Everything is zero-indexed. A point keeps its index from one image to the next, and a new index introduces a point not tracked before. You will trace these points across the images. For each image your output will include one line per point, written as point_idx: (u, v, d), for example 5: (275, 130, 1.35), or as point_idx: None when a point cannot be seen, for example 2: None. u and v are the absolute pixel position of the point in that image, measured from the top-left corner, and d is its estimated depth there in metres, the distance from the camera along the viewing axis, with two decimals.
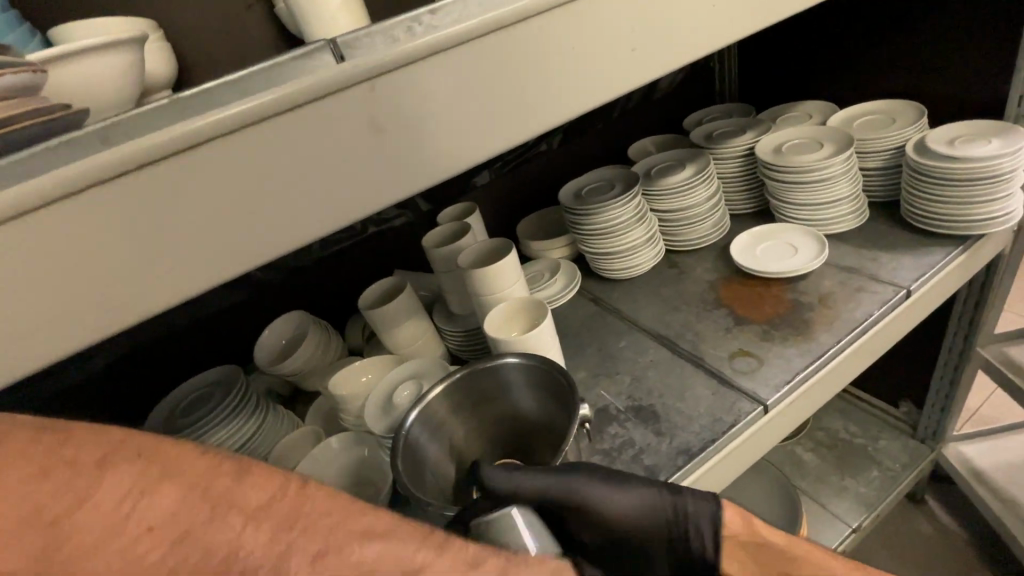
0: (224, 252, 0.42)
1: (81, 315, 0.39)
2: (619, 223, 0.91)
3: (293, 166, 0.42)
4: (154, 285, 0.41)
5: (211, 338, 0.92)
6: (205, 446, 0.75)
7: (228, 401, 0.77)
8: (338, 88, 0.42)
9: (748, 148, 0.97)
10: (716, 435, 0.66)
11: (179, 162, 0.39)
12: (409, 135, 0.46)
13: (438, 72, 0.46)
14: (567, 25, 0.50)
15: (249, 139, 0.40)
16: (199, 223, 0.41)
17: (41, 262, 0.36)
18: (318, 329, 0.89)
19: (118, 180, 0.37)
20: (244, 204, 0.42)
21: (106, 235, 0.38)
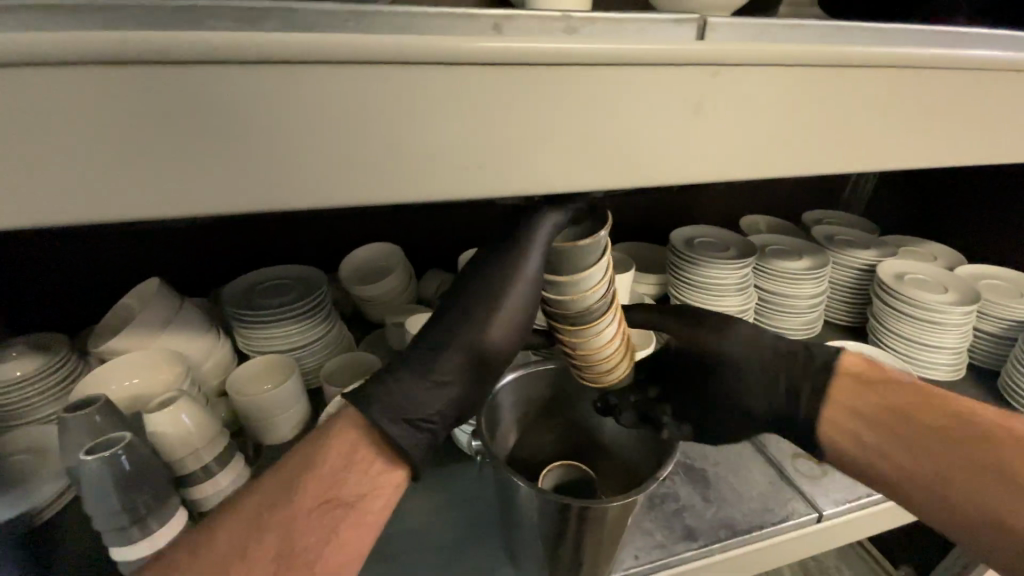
0: (443, 174, 0.43)
1: (336, 176, 0.41)
2: (723, 285, 0.90)
3: (539, 118, 0.44)
4: (410, 175, 0.43)
5: (302, 236, 0.90)
6: (271, 335, 0.76)
7: (308, 300, 0.78)
8: (607, 62, 0.43)
9: (868, 265, 0.95)
10: (764, 523, 0.64)
11: (500, 74, 0.42)
12: (705, 129, 0.48)
13: (687, 84, 0.46)
14: (807, 87, 0.50)
15: (515, 75, 0.42)
16: (440, 136, 0.42)
17: (338, 109, 0.39)
18: (403, 268, 0.89)
19: (435, 68, 0.40)
20: (481, 134, 0.43)
21: (396, 113, 0.40)
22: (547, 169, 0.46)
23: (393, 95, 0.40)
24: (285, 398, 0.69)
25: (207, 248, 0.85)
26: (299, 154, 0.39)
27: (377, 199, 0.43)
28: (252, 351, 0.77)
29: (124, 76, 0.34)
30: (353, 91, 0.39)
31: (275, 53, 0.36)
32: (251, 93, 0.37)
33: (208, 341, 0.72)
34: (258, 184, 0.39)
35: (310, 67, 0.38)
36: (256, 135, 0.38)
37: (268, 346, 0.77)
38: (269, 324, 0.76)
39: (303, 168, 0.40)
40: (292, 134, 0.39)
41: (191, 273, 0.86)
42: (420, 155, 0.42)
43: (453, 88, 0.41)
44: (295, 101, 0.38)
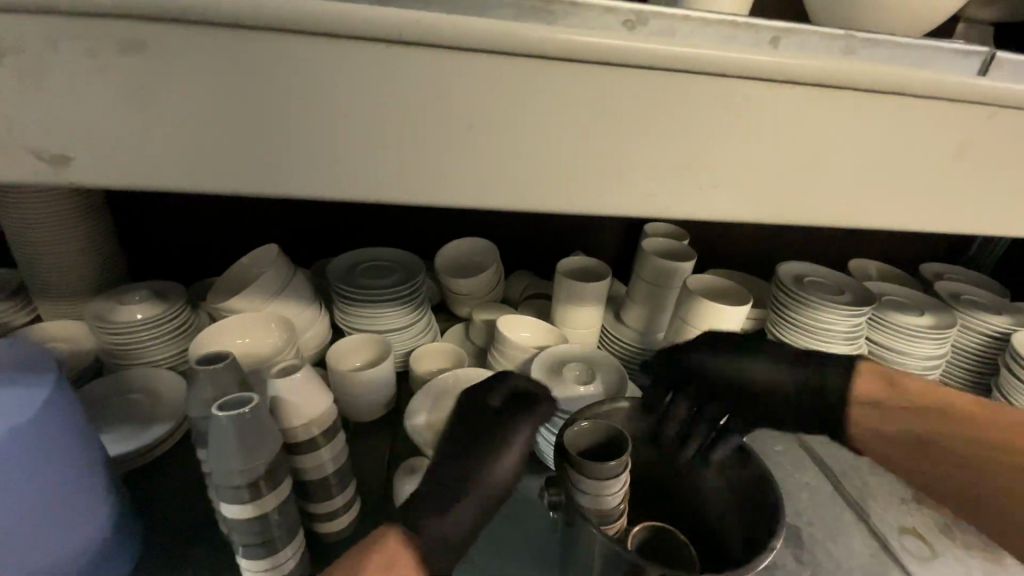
0: (595, 180, 0.42)
1: (487, 170, 0.41)
2: (832, 332, 0.83)
3: (704, 133, 0.41)
4: (557, 176, 0.42)
5: (402, 221, 0.92)
6: (370, 313, 0.78)
7: (405, 287, 0.79)
8: (816, 82, 0.41)
9: (999, 333, 0.86)
10: None
11: (677, 82, 0.40)
12: (909, 167, 0.45)
13: (865, 117, 0.43)
14: (996, 132, 0.45)
15: (691, 86, 0.40)
16: (601, 142, 0.41)
17: (505, 101, 0.39)
18: (496, 267, 0.88)
19: (610, 69, 0.39)
20: (643, 143, 0.41)
21: (562, 112, 0.39)
22: (699, 189, 0.44)
23: (565, 94, 0.39)
24: (376, 380, 0.70)
25: (316, 223, 0.88)
26: (455, 142, 0.39)
27: (525, 196, 0.42)
28: (349, 327, 0.79)
29: (321, 51, 0.36)
30: (525, 87, 0.38)
31: (457, 39, 0.36)
32: (427, 79, 0.37)
33: (309, 315, 0.74)
34: (410, 166, 0.40)
35: (485, 56, 0.37)
36: (424, 120, 0.38)
37: (362, 325, 0.78)
38: (367, 305, 0.78)
39: (457, 157, 0.40)
40: (455, 122, 0.39)
41: (297, 244, 0.89)
42: (575, 160, 0.41)
43: (625, 93, 0.40)
44: (468, 90, 0.38)
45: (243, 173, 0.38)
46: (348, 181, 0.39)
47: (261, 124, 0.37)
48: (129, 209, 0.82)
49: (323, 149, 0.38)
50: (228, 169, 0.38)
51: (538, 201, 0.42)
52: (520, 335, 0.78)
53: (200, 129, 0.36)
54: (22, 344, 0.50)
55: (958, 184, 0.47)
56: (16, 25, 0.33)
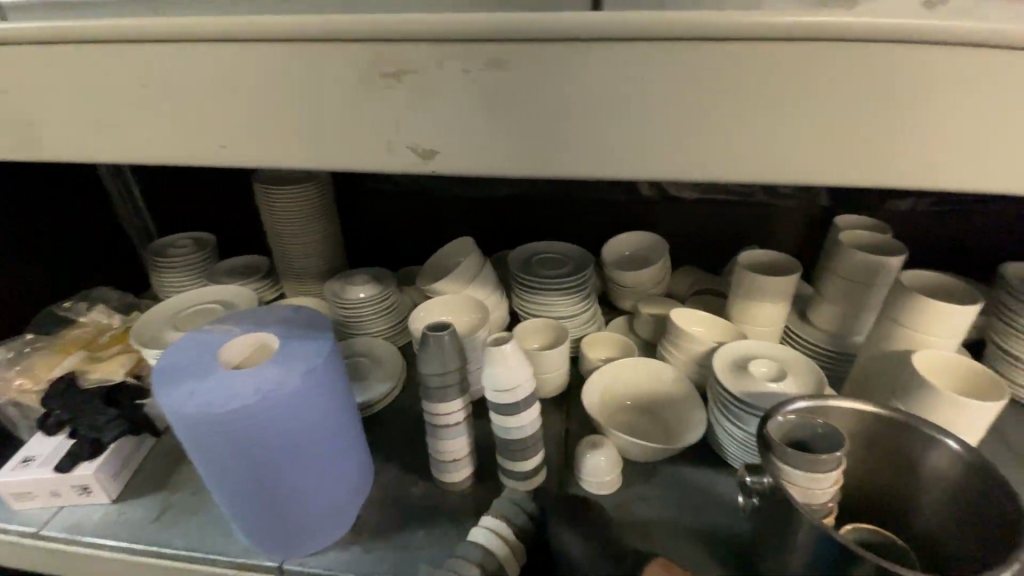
0: (825, 158, 0.41)
1: (690, 149, 0.42)
2: None
3: (962, 101, 0.38)
4: (763, 151, 0.42)
5: (571, 215, 0.97)
6: (547, 301, 0.84)
7: (581, 278, 0.84)
8: None
9: None
10: None
11: (907, 54, 0.38)
12: None
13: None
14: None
15: (943, 56, 0.38)
16: (833, 117, 0.40)
17: (717, 85, 0.40)
18: (665, 260, 0.89)
19: (830, 47, 0.38)
20: (880, 116, 0.39)
21: (776, 92, 0.40)
22: (946, 161, 0.40)
23: (804, 74, 0.39)
24: (556, 360, 0.76)
25: (495, 218, 0.97)
26: (663, 124, 0.41)
27: (726, 171, 0.43)
28: (526, 311, 0.86)
29: (568, 51, 0.40)
30: (758, 68, 0.39)
31: (676, 30, 0.38)
32: (644, 69, 0.40)
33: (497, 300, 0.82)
34: (618, 147, 0.43)
35: (702, 44, 0.39)
36: (635, 107, 0.41)
37: (539, 311, 0.85)
38: (545, 292, 0.84)
39: (662, 137, 0.42)
40: (665, 105, 0.41)
41: (477, 237, 0.99)
42: (802, 136, 0.41)
43: (868, 67, 0.38)
44: (698, 76, 0.40)
45: (487, 158, 0.44)
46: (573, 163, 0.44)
47: (510, 118, 0.43)
48: (350, 206, 0.99)
49: (542, 136, 0.43)
50: (477, 156, 0.44)
51: (763, 176, 0.43)
52: (694, 327, 0.78)
53: (450, 123, 0.43)
54: (306, 310, 0.60)
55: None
56: (333, 48, 0.42)
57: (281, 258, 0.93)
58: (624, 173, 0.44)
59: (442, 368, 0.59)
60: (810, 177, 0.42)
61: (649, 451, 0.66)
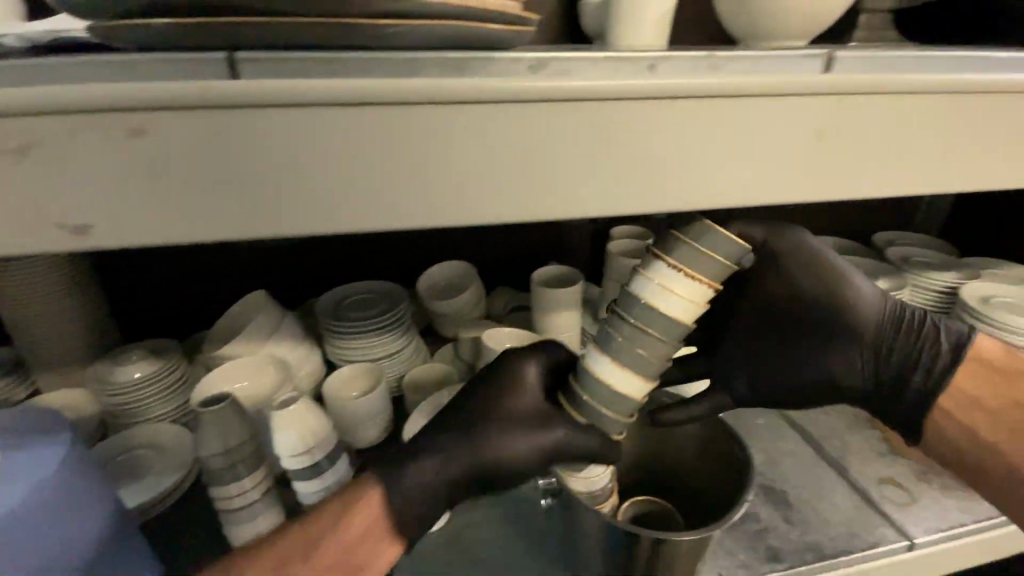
0: (542, 200, 0.44)
1: (413, 203, 0.42)
2: None
3: (635, 146, 0.44)
4: (483, 197, 0.43)
5: (382, 253, 0.96)
6: (360, 345, 0.81)
7: (391, 314, 0.83)
8: (716, 94, 0.43)
9: (948, 288, 0.94)
10: (852, 549, 0.62)
11: (580, 110, 0.42)
12: (827, 160, 0.47)
13: (808, 114, 0.45)
14: (934, 116, 0.48)
15: (616, 116, 0.42)
16: (539, 166, 0.43)
17: (417, 143, 0.41)
18: (476, 284, 0.93)
19: (512, 107, 0.41)
20: (576, 164, 0.43)
21: (477, 149, 0.42)
22: (642, 196, 0.45)
23: (498, 134, 0.41)
24: (373, 404, 0.74)
25: (300, 266, 0.92)
26: (379, 181, 0.41)
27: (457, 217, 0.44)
28: (341, 358, 0.82)
29: (299, 121, 0.38)
30: (485, 131, 0.41)
31: (361, 96, 0.38)
32: (342, 135, 0.39)
33: (304, 351, 0.77)
34: (342, 205, 0.41)
35: (393, 108, 0.39)
36: (345, 168, 0.40)
37: (354, 355, 0.82)
38: (355, 335, 0.81)
39: (380, 191, 0.41)
40: (375, 161, 0.41)
41: (283, 287, 0.93)
42: (515, 185, 0.43)
43: (578, 124, 0.42)
44: (434, 139, 0.41)
45: (206, 228, 0.40)
46: (329, 226, 0.42)
47: (246, 188, 0.39)
48: (119, 272, 0.85)
49: (260, 201, 0.40)
50: (221, 232, 0.40)
51: (494, 220, 0.44)
52: (506, 344, 0.83)
53: (142, 196, 0.38)
54: (32, 409, 0.51)
55: (909, 165, 0.50)
56: None
57: (22, 346, 0.77)
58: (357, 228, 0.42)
59: (223, 445, 0.53)
60: (536, 215, 0.45)
61: None
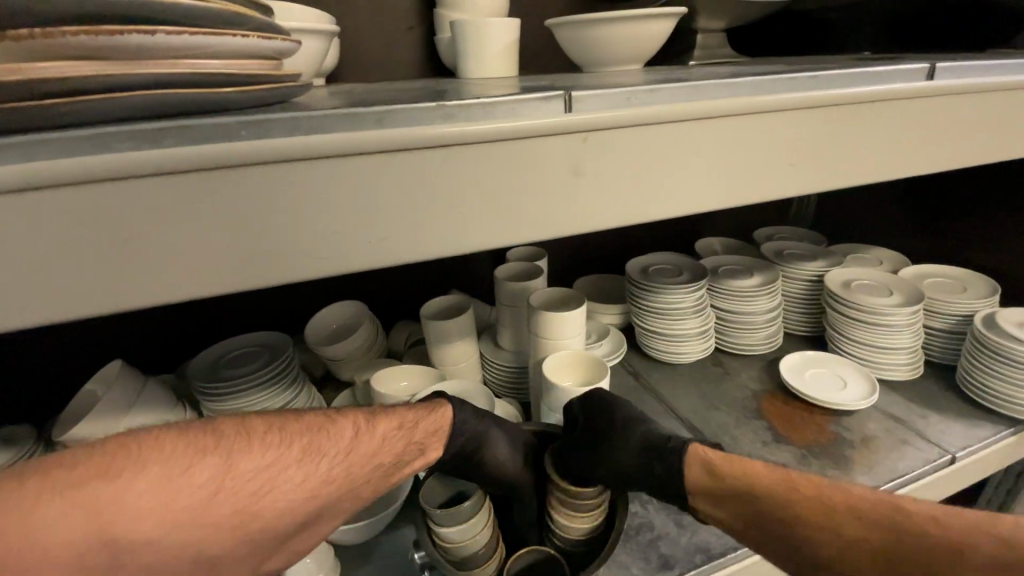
0: (361, 247, 0.43)
1: (216, 268, 0.40)
2: (679, 308, 0.94)
3: (442, 185, 0.44)
4: (296, 252, 0.42)
5: (268, 301, 0.93)
6: (242, 403, 0.77)
7: (272, 368, 0.79)
8: (514, 136, 0.45)
9: (816, 275, 1.01)
10: (739, 544, 0.64)
11: (377, 160, 0.42)
12: (636, 182, 0.50)
13: (567, 148, 0.47)
14: (701, 135, 0.51)
15: (416, 159, 0.43)
16: (346, 214, 0.42)
17: (206, 206, 0.38)
18: (369, 323, 0.91)
19: (303, 163, 0.40)
20: (386, 210, 0.43)
21: (275, 206, 0.40)
22: (462, 232, 0.46)
23: (296, 189, 0.40)
24: None
25: (175, 326, 0.87)
26: (173, 250, 0.38)
27: (268, 278, 0.41)
28: None
29: (106, 193, 0.36)
30: (304, 187, 0.40)
31: (124, 168, 0.35)
32: (120, 204, 0.36)
33: (176, 419, 0.72)
34: (136, 281, 0.38)
35: (169, 176, 0.37)
36: (131, 240, 0.37)
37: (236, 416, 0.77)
38: (233, 395, 0.76)
39: (174, 261, 0.39)
40: (164, 227, 0.38)
41: (158, 349, 0.87)
42: (324, 237, 0.42)
43: (382, 175, 0.42)
44: (255, 200, 0.39)
45: None
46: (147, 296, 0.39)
47: (49, 263, 0.36)
48: None
49: (27, 290, 0.36)
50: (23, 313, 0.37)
51: (310, 273, 0.43)
52: (398, 383, 0.81)
53: None
54: None
55: (688, 183, 0.52)
56: None
57: None
58: (155, 302, 0.39)
59: None
60: (355, 265, 0.44)
61: (361, 530, 0.64)
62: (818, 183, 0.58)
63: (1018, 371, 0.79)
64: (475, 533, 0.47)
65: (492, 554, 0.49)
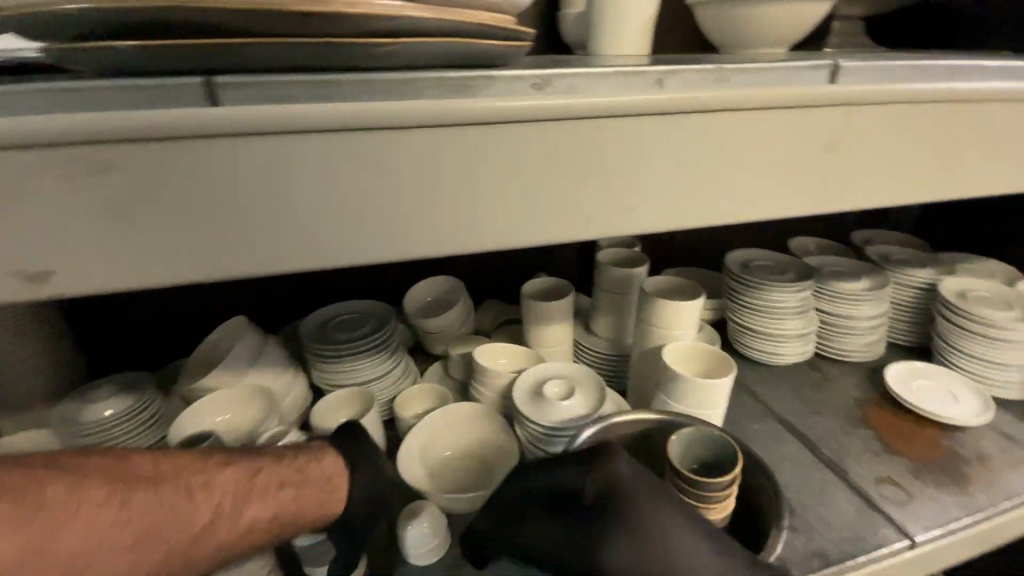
0: (523, 217, 0.47)
1: (396, 225, 0.44)
2: (783, 306, 0.91)
3: (609, 157, 0.47)
4: (466, 214, 0.45)
5: (366, 270, 0.95)
6: (349, 367, 0.78)
7: (379, 334, 0.81)
8: (691, 109, 0.47)
9: (927, 284, 0.96)
10: (856, 553, 0.62)
11: (557, 126, 0.45)
12: (789, 164, 0.52)
13: (680, 135, 0.48)
14: (822, 133, 0.52)
15: (592, 130, 0.46)
16: (517, 180, 0.46)
17: (400, 164, 0.42)
18: (465, 300, 0.91)
19: (487, 125, 0.43)
20: (553, 180, 0.46)
21: (457, 169, 0.44)
22: (617, 208, 0.49)
23: (478, 153, 0.44)
24: (365, 430, 0.71)
25: (282, 288, 0.89)
26: (362, 204, 0.43)
27: (439, 238, 0.45)
28: (327, 384, 0.79)
29: (240, 147, 0.39)
30: (399, 161, 0.42)
31: (338, 122, 0.40)
32: (326, 157, 0.41)
33: (292, 377, 0.75)
34: (326, 230, 0.43)
35: (371, 133, 0.41)
36: (328, 190, 0.42)
37: (343, 380, 0.78)
38: (343, 359, 0.78)
39: (362, 215, 0.43)
40: (358, 180, 0.42)
41: (265, 310, 0.90)
42: (494, 203, 0.46)
43: (482, 151, 0.44)
44: (354, 167, 0.41)
45: (191, 259, 0.41)
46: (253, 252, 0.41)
47: (242, 204, 0.40)
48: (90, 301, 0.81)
49: (240, 231, 0.41)
50: (151, 264, 0.40)
51: (477, 241, 0.47)
52: (498, 361, 0.82)
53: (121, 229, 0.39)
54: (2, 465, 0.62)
55: (799, 181, 0.53)
56: None
57: None
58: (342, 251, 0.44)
59: None
60: (516, 234, 0.47)
61: (473, 502, 0.65)
62: (939, 180, 0.59)
63: None
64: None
65: (632, 538, 0.49)
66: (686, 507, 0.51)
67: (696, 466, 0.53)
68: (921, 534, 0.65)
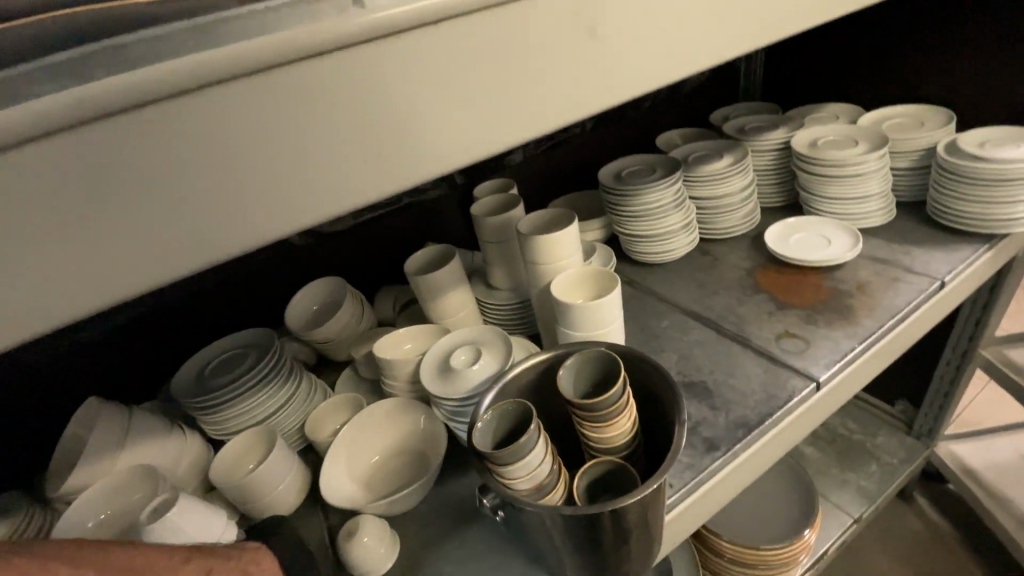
0: (335, 184, 0.38)
1: (167, 240, 0.34)
2: (660, 205, 0.93)
3: (415, 84, 0.38)
4: (259, 203, 0.36)
5: (237, 299, 0.86)
6: (244, 408, 0.72)
7: (264, 363, 0.74)
8: (496, 3, 0.39)
9: (782, 143, 1.00)
10: (772, 411, 0.66)
11: (334, 62, 0.35)
12: (626, 45, 0.47)
13: (442, 49, 0.39)
14: (611, 6, 0.45)
15: (382, 57, 0.37)
16: (308, 144, 0.36)
17: (135, 166, 0.32)
18: (352, 295, 0.85)
19: (239, 83, 0.33)
20: (354, 130, 0.37)
21: (219, 149, 0.34)
22: (448, 143, 0.41)
23: (241, 123, 0.34)
24: (277, 468, 0.65)
25: (146, 348, 0.79)
26: (106, 230, 0.32)
27: (235, 241, 0.36)
28: (225, 432, 0.72)
29: None
30: (125, 161, 0.31)
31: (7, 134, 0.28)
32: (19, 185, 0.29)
33: (180, 441, 0.67)
34: (67, 277, 0.32)
35: (68, 134, 0.30)
36: (44, 226, 0.31)
37: (241, 422, 0.72)
38: (232, 402, 0.71)
39: (112, 243, 0.33)
40: (84, 202, 0.31)
41: (135, 377, 0.80)
42: (290, 178, 0.36)
43: (223, 123, 0.33)
44: (64, 185, 0.30)
45: None
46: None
47: None
48: None
49: None
50: None
51: (288, 229, 0.38)
52: (402, 347, 0.77)
53: None
54: None
55: (597, 69, 0.46)
56: None
57: None
58: (109, 293, 0.34)
59: None
60: (335, 204, 0.39)
61: (408, 498, 0.63)
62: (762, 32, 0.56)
63: (986, 187, 0.81)
64: (537, 463, 0.46)
65: (555, 482, 0.48)
66: (589, 434, 0.49)
67: (593, 390, 0.50)
68: (822, 376, 0.70)
